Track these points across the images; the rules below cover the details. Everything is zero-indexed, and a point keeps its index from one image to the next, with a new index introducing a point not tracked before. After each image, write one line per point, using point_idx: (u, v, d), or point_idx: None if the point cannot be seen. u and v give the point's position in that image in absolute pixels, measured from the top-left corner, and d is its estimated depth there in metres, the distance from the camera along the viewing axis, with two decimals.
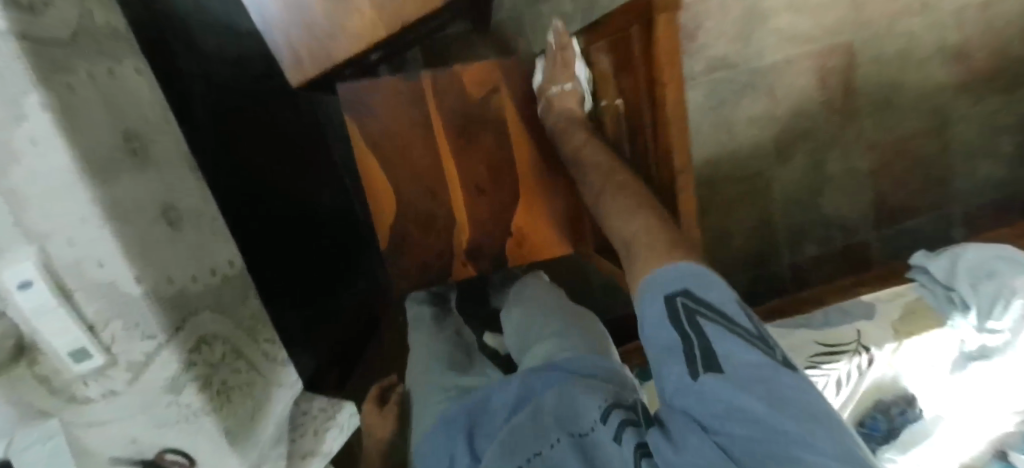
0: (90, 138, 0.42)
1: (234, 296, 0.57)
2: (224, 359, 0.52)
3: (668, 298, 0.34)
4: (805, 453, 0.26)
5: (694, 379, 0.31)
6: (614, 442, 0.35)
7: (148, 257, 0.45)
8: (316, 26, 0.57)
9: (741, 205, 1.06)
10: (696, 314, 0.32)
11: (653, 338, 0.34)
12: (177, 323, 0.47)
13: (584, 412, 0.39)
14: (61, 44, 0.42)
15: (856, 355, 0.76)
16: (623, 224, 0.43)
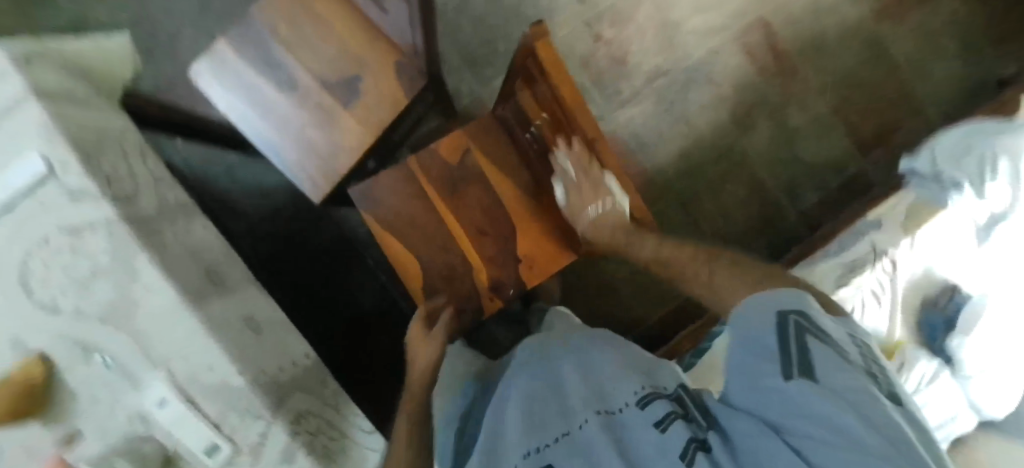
0: (183, 277, 0.56)
1: (315, 380, 0.67)
2: (320, 429, 0.61)
3: (782, 314, 0.40)
4: (877, 458, 0.32)
5: (786, 379, 0.37)
6: (655, 427, 0.40)
7: (244, 353, 0.57)
8: (321, 151, 0.73)
9: (729, 180, 1.14)
10: (817, 341, 0.38)
11: (750, 342, 0.40)
12: (277, 403, 0.57)
13: (614, 396, 0.46)
14: (153, 219, 0.59)
15: (877, 261, 0.80)
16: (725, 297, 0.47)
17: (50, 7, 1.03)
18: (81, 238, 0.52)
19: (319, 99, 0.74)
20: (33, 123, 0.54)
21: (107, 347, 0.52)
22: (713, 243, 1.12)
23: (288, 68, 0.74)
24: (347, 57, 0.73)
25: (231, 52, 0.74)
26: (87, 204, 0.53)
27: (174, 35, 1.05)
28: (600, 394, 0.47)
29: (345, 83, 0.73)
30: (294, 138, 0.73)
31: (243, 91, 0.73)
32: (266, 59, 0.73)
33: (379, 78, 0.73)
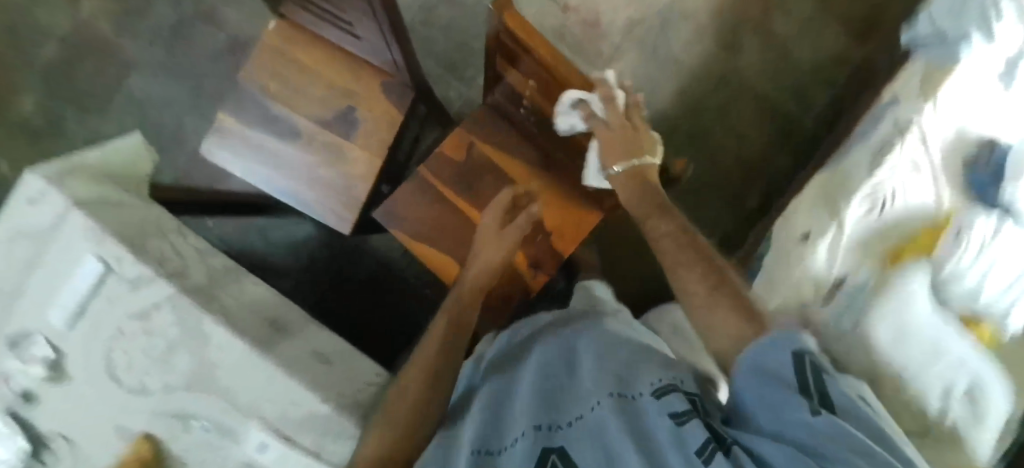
0: (247, 328, 0.60)
1: None
2: None
3: (799, 352, 0.36)
4: None
5: (812, 412, 0.34)
6: (669, 418, 0.39)
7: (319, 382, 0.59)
8: (339, 186, 0.76)
9: (733, 105, 1.12)
10: (813, 364, 0.36)
11: (768, 367, 0.37)
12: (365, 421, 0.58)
13: (634, 384, 0.44)
14: (205, 286, 0.62)
15: (904, 136, 0.77)
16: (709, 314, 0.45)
17: (65, 134, 1.11)
18: (150, 320, 0.58)
19: (321, 137, 0.76)
20: (79, 230, 0.59)
21: (201, 410, 0.58)
22: (736, 170, 1.10)
23: (286, 119, 0.77)
24: (335, 91, 0.76)
25: (232, 120, 0.78)
26: (149, 287, 0.58)
27: (177, 126, 1.11)
28: (620, 381, 0.46)
29: (340, 116, 0.76)
30: (308, 181, 0.76)
31: (252, 152, 0.77)
32: (264, 116, 0.77)
33: (370, 102, 0.75)
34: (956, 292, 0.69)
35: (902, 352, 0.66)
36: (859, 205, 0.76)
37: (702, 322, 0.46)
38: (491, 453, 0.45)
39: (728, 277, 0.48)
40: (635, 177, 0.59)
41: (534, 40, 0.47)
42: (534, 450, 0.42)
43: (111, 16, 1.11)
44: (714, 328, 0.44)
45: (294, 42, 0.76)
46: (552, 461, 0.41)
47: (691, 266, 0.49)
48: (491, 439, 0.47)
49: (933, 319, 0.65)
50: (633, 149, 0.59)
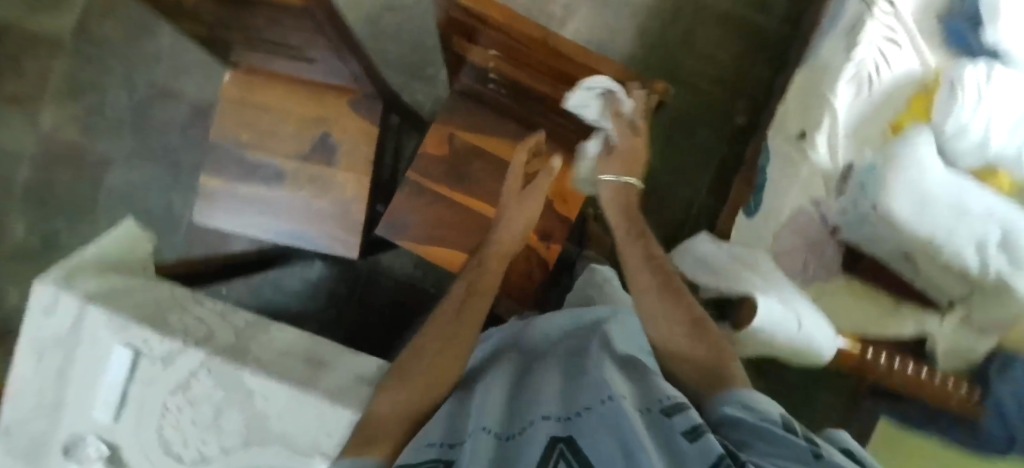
0: (285, 371, 0.59)
1: None
2: None
3: (775, 407, 0.36)
4: None
5: (815, 455, 0.30)
6: (686, 431, 0.33)
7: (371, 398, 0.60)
8: (336, 213, 0.75)
9: (699, 29, 1.07)
10: (789, 419, 0.35)
11: (752, 412, 0.35)
12: None
13: (654, 389, 0.40)
14: (237, 343, 0.63)
15: (873, 7, 0.73)
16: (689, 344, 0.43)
17: (64, 246, 1.12)
18: (192, 388, 0.59)
19: (302, 172, 0.75)
20: (101, 324, 0.60)
21: (265, 462, 0.58)
22: (717, 94, 1.07)
23: (265, 165, 0.76)
24: (305, 123, 0.75)
25: (213, 180, 0.77)
26: (183, 358, 0.59)
27: (166, 207, 1.11)
28: (638, 385, 0.41)
29: (317, 145, 0.75)
30: (303, 218, 0.76)
31: (242, 205, 0.77)
32: (244, 167, 0.76)
33: (341, 122, 0.75)
34: (960, 145, 0.67)
35: (931, 219, 0.62)
36: (846, 87, 0.73)
37: (665, 342, 0.44)
38: (497, 436, 0.38)
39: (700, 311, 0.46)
40: (619, 189, 0.56)
41: (487, 8, 0.46)
42: (541, 437, 0.35)
43: (68, 119, 1.10)
44: (684, 355, 0.43)
45: (251, 88, 0.75)
46: (562, 450, 0.34)
47: (664, 292, 0.47)
48: (506, 424, 0.39)
49: (948, 180, 0.62)
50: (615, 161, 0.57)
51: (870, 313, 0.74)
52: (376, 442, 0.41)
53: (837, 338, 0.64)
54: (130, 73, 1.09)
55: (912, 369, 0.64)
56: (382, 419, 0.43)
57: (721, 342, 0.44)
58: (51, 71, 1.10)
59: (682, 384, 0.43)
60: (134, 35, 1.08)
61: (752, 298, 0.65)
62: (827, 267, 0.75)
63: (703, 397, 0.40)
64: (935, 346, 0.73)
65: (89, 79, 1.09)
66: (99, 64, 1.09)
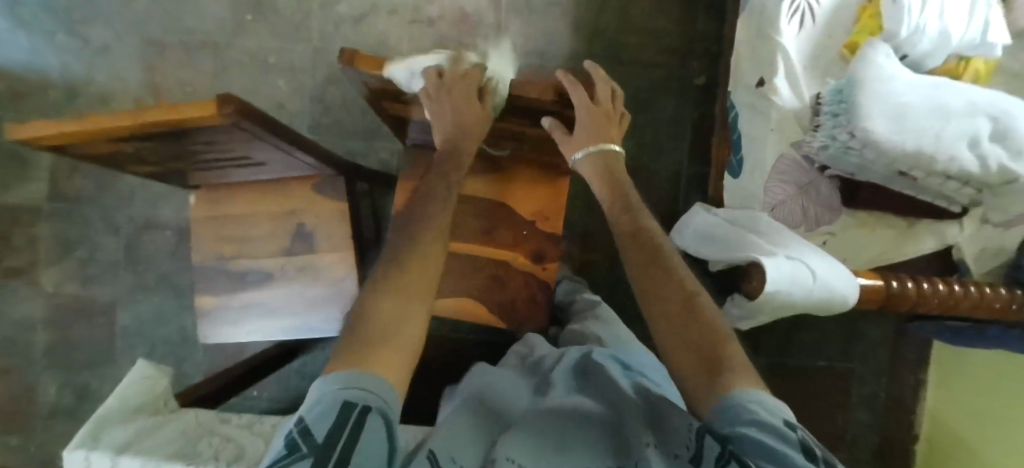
0: None
1: None
2: None
3: (780, 413, 0.33)
4: None
5: None
6: None
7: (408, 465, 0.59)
8: (332, 296, 0.75)
9: (633, 5, 1.05)
10: (797, 431, 0.32)
11: (763, 428, 0.31)
12: None
13: (676, 427, 0.39)
14: (271, 453, 0.62)
15: None
16: (684, 326, 0.42)
17: (99, 395, 1.14)
18: None
19: (289, 266, 0.75)
20: None
21: None
22: (670, 63, 1.05)
23: (252, 271, 0.76)
24: (278, 219, 0.75)
25: (208, 301, 0.77)
26: None
27: (180, 332, 1.13)
28: (657, 428, 0.41)
29: (296, 237, 0.75)
30: (303, 309, 0.76)
31: (241, 317, 0.77)
32: (233, 278, 0.76)
33: (312, 209, 0.75)
34: (920, 49, 0.65)
35: (911, 127, 0.59)
36: (790, 24, 0.72)
37: (663, 328, 0.44)
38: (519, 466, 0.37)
39: (698, 294, 0.45)
40: (601, 159, 0.62)
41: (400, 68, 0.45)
42: None
43: (68, 277, 1.13)
44: (674, 336, 0.42)
45: (218, 201, 0.76)
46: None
47: (654, 272, 0.49)
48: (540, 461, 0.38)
49: (917, 87, 0.60)
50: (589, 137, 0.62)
51: (885, 242, 0.71)
52: (378, 355, 0.35)
53: (856, 278, 0.62)
54: (111, 217, 1.12)
55: (943, 287, 0.62)
56: (381, 326, 0.38)
57: (715, 321, 0.42)
58: (39, 238, 1.13)
59: (673, 369, 0.42)
60: (105, 180, 1.11)
61: (759, 263, 0.63)
62: (830, 204, 0.71)
63: (693, 381, 0.39)
64: (962, 254, 0.70)
65: (76, 234, 1.13)
66: (81, 218, 1.12)
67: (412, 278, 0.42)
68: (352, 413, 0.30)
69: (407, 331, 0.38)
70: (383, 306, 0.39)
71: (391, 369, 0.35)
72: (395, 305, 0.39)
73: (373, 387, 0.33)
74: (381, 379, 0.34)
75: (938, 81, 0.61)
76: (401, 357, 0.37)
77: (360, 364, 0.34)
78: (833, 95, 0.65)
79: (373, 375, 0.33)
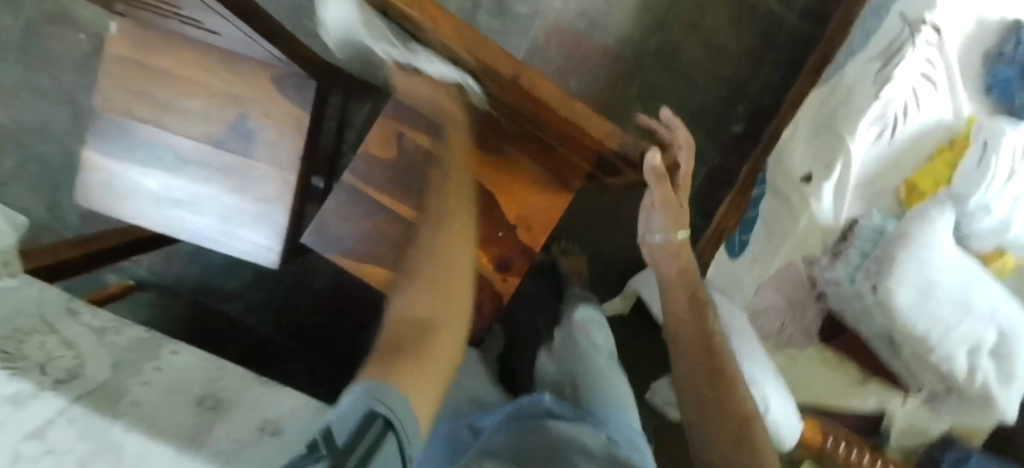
0: (172, 422, 0.48)
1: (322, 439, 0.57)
2: None
3: None
4: None
5: None
6: None
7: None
8: (256, 213, 0.62)
9: (707, 15, 0.92)
10: None
11: None
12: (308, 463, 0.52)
13: None
14: (113, 380, 0.50)
15: (917, 38, 0.62)
16: (732, 437, 0.46)
17: None
18: None
19: (216, 157, 0.61)
20: None
21: None
22: (717, 96, 0.95)
23: (163, 142, 0.60)
24: (216, 98, 0.60)
25: (94, 157, 0.60)
26: None
27: (64, 156, 0.92)
28: None
29: (235, 127, 0.60)
30: (214, 211, 0.62)
31: (129, 187, 0.61)
32: (136, 144, 0.60)
33: (263, 104, 0.60)
34: (976, 226, 0.61)
35: (931, 310, 0.56)
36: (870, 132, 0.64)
37: (703, 436, 0.48)
38: None
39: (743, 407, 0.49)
40: (665, 245, 0.53)
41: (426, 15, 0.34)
42: None
43: None
44: (716, 449, 0.47)
45: (148, 46, 0.59)
46: None
47: (705, 378, 0.51)
48: None
49: (957, 270, 0.56)
50: (446, 33, 0.35)
51: (834, 385, 0.70)
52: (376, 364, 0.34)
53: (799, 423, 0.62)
54: None
55: (869, 458, 0.64)
56: (416, 338, 0.36)
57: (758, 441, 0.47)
58: None
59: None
60: None
61: None
62: (807, 332, 0.68)
63: None
64: (892, 420, 0.70)
65: None
66: None
67: (443, 275, 0.42)
68: (372, 424, 0.29)
69: (436, 328, 0.38)
70: (421, 307, 0.39)
71: (423, 406, 0.33)
72: (425, 311, 0.39)
73: (398, 406, 0.30)
74: (404, 396, 0.31)
75: (980, 272, 0.57)
76: (433, 372, 0.35)
77: (391, 376, 0.32)
78: (867, 236, 0.62)
79: (395, 391, 0.31)
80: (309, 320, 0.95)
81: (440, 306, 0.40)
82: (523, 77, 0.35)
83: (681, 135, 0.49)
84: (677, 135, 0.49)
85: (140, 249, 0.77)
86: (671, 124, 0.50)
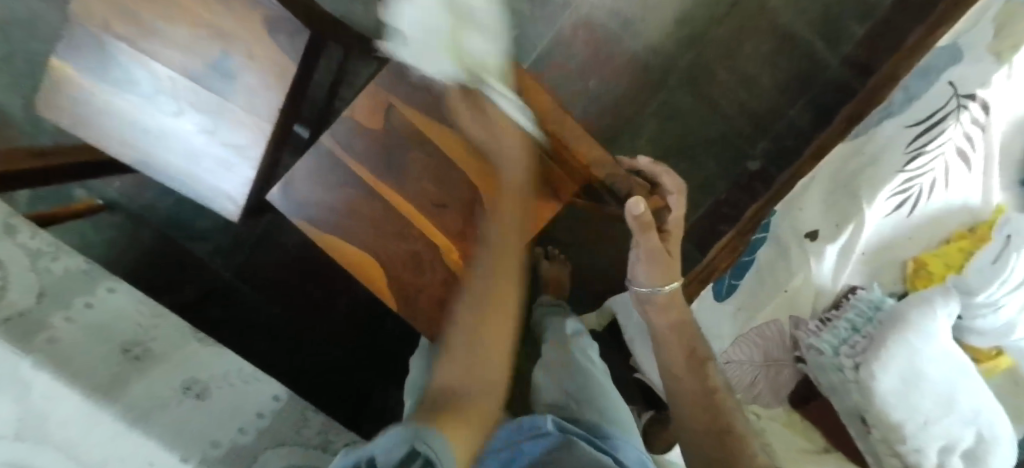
0: (89, 367, 0.45)
1: (248, 413, 0.54)
2: (263, 446, 0.51)
3: None
4: None
5: None
6: None
7: (183, 454, 0.44)
8: (224, 160, 0.59)
9: (744, 39, 0.87)
10: None
11: None
12: (229, 436, 0.49)
13: None
14: (35, 309, 0.46)
15: (962, 111, 0.58)
16: None
17: None
18: None
19: (193, 94, 0.58)
20: None
21: None
22: (738, 127, 0.90)
23: (141, 68, 0.57)
24: (205, 32, 0.57)
25: (66, 70, 0.57)
26: None
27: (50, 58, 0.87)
28: None
29: (216, 67, 0.57)
30: (180, 151, 0.59)
31: (95, 104, 0.57)
32: (112, 65, 0.57)
33: (251, 48, 0.57)
34: (979, 323, 0.57)
35: (912, 400, 0.52)
36: (887, 200, 0.61)
37: None
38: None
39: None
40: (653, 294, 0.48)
41: None
42: None
43: None
44: None
45: None
46: None
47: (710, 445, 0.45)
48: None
49: (951, 365, 0.52)
50: None
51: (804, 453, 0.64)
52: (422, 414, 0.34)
53: None
54: None
55: None
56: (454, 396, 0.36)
57: None
58: None
59: None
60: None
61: None
62: (776, 393, 0.66)
63: None
64: None
65: None
66: None
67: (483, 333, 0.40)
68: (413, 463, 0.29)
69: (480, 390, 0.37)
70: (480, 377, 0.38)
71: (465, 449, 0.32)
72: (469, 373, 0.38)
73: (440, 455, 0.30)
74: (446, 438, 0.31)
75: (975, 371, 0.53)
76: (483, 426, 0.35)
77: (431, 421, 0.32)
78: (861, 310, 0.58)
79: (435, 429, 0.31)
80: (277, 274, 0.93)
81: (481, 380, 0.38)
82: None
83: (667, 180, 0.48)
84: (664, 179, 0.48)
85: (94, 170, 0.73)
86: (655, 170, 0.49)
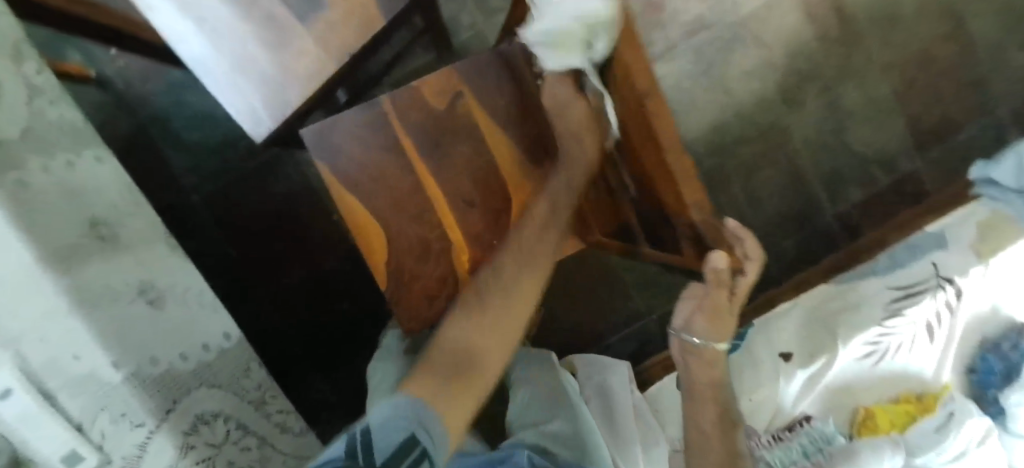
0: (52, 227, 0.39)
1: (195, 341, 0.48)
2: (196, 382, 0.45)
3: None
4: None
5: None
6: None
7: (118, 359, 0.39)
8: (270, 79, 0.56)
9: (764, 164, 0.94)
10: None
11: None
12: (165, 357, 0.43)
13: None
14: (16, 144, 0.41)
15: (940, 290, 0.66)
16: None
17: None
18: None
19: (269, 5, 0.56)
20: None
21: None
22: None
23: None
24: None
25: None
26: None
27: None
28: None
29: None
30: (229, 52, 0.56)
31: None
32: None
33: None
34: None
35: None
36: (861, 345, 0.67)
37: None
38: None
39: None
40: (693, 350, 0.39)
41: None
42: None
43: None
44: None
45: None
46: None
47: None
48: None
49: None
50: None
51: None
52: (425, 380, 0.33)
53: None
54: None
55: None
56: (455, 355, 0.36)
57: None
58: None
59: None
60: None
61: None
62: None
63: None
64: None
65: None
66: None
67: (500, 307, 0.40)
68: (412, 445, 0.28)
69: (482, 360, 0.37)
70: (486, 341, 0.38)
71: (455, 414, 0.32)
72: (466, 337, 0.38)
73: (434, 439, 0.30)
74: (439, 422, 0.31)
75: None
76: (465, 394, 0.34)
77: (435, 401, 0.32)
78: (812, 438, 0.61)
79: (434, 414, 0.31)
80: (250, 219, 0.85)
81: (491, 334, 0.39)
82: (656, 98, 0.29)
83: (749, 247, 0.33)
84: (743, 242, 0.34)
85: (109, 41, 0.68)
86: (741, 233, 0.34)
